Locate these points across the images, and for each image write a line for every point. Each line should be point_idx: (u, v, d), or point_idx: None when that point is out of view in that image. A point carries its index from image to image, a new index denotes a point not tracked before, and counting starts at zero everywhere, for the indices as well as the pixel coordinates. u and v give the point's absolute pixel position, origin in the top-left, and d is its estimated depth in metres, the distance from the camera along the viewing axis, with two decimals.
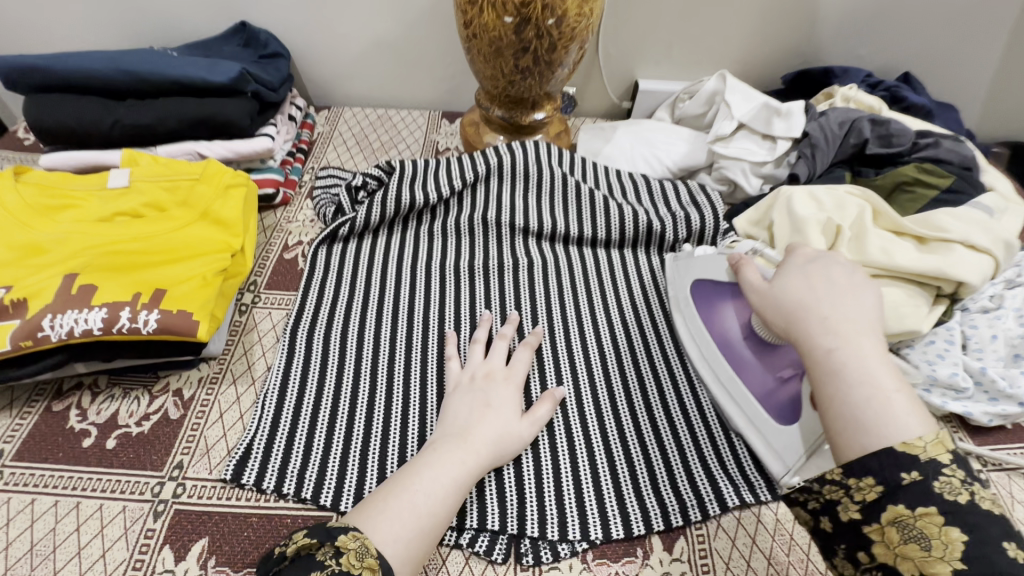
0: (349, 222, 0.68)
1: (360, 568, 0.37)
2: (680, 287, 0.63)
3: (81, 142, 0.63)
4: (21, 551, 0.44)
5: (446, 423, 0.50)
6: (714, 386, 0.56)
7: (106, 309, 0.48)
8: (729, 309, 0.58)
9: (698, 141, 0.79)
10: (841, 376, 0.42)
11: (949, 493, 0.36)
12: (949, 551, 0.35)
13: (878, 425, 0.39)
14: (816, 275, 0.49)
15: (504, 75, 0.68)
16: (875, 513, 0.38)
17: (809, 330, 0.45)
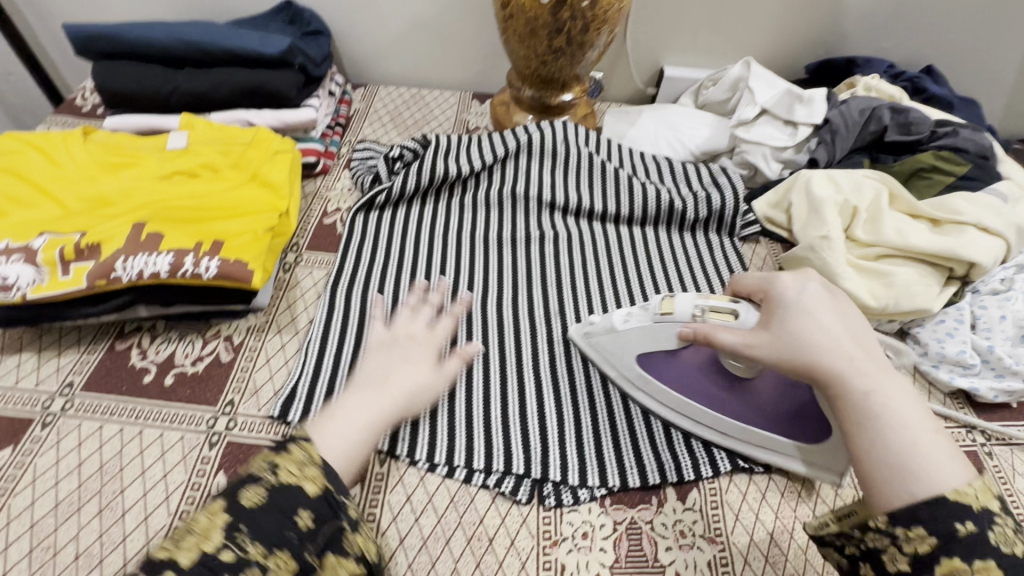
0: (386, 191, 0.72)
1: (298, 476, 0.41)
2: (624, 368, 0.57)
3: (142, 107, 0.68)
4: (93, 468, 0.49)
5: (361, 373, 0.52)
6: (730, 442, 0.55)
7: (173, 254, 0.52)
8: (687, 366, 0.56)
9: (721, 126, 0.82)
10: (880, 419, 0.41)
11: (1003, 543, 0.36)
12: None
13: (925, 471, 0.38)
14: (822, 306, 0.46)
15: (538, 55, 0.71)
16: (929, 565, 0.36)
17: (837, 369, 0.43)
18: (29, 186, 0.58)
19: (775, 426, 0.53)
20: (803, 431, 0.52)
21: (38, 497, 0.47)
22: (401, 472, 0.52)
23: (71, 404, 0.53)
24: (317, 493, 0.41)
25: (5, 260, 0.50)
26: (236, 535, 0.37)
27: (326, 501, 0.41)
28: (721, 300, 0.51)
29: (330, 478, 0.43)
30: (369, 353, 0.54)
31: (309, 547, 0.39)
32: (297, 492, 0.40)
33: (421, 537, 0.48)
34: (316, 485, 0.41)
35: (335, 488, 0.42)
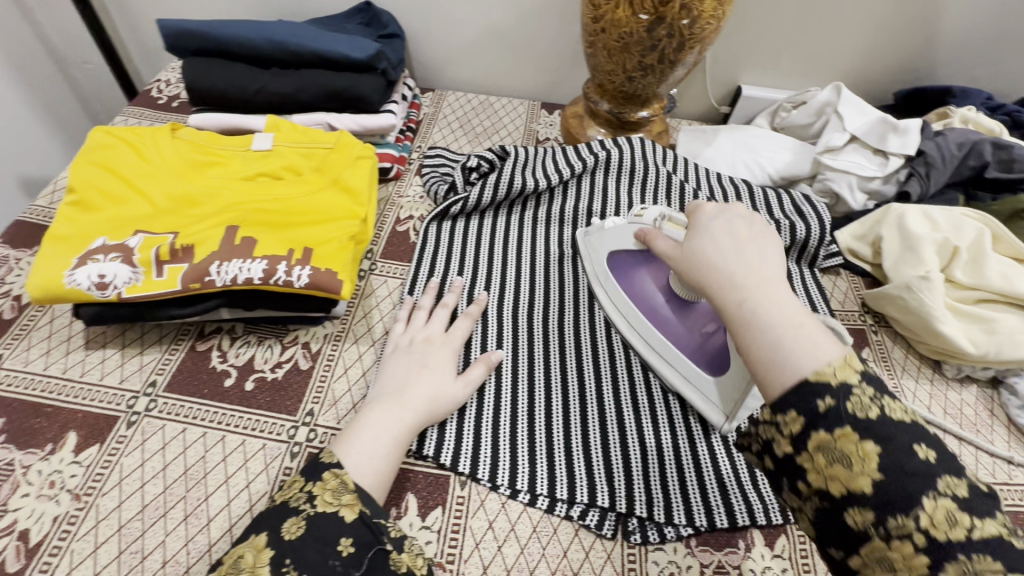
0: (462, 201, 0.70)
1: (337, 505, 0.42)
2: (597, 263, 0.65)
3: (228, 106, 0.68)
4: (177, 472, 0.49)
5: (379, 384, 0.53)
6: (646, 351, 0.60)
7: (266, 261, 0.52)
8: (646, 276, 0.62)
9: (804, 151, 0.79)
10: (752, 321, 0.39)
11: (860, 410, 0.34)
12: (867, 464, 0.32)
13: (795, 360, 0.36)
14: (724, 229, 0.46)
15: (625, 70, 0.69)
16: (803, 441, 0.34)
17: (719, 284, 0.42)
18: (120, 181, 0.58)
19: (686, 348, 0.58)
20: (706, 362, 0.56)
21: (125, 498, 0.47)
22: (482, 495, 0.51)
23: (154, 404, 0.53)
24: (355, 520, 0.42)
25: (103, 258, 0.51)
26: (282, 570, 0.38)
27: (365, 525, 0.42)
28: (682, 216, 0.56)
29: (367, 503, 0.43)
30: (387, 360, 0.55)
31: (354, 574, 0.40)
32: (336, 520, 0.41)
33: (504, 567, 0.47)
34: (354, 511, 0.42)
35: (371, 511, 0.43)
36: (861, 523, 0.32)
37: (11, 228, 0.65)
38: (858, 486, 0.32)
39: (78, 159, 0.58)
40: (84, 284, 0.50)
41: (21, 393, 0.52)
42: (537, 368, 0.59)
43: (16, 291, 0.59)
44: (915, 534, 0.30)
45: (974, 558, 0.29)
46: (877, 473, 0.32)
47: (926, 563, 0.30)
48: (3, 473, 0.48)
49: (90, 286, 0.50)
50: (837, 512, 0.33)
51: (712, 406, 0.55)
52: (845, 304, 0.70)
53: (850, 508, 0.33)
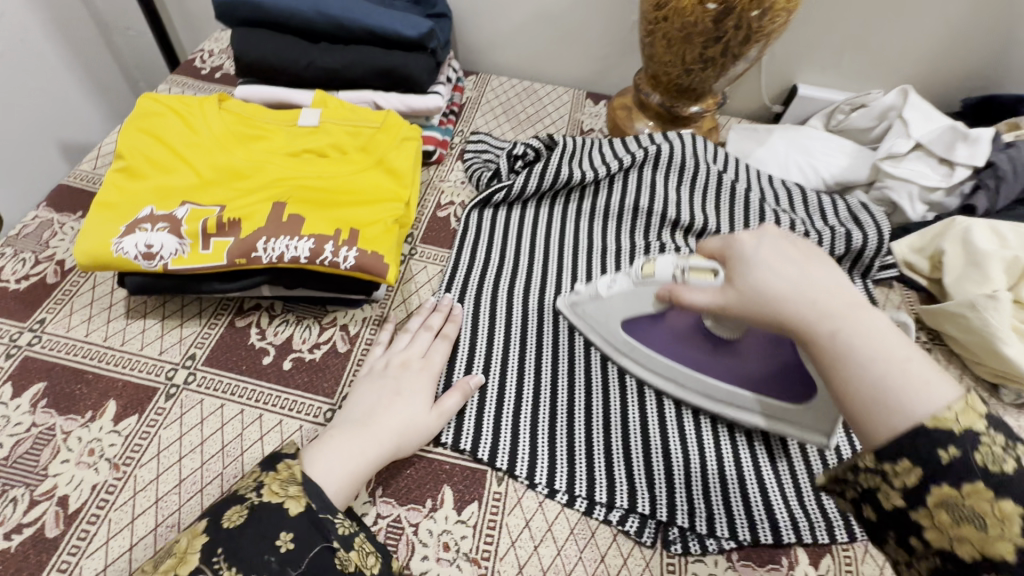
0: (505, 189, 0.69)
1: (283, 496, 0.41)
2: (611, 336, 0.57)
3: (276, 79, 0.67)
4: (214, 448, 0.48)
5: (347, 408, 0.49)
6: (716, 408, 0.55)
7: (313, 240, 0.51)
8: (668, 332, 0.55)
9: (862, 156, 0.76)
10: (849, 359, 0.36)
11: (992, 463, 0.29)
12: (1007, 528, 0.28)
13: (905, 399, 0.33)
14: (775, 254, 0.42)
15: (684, 62, 0.66)
16: (919, 496, 0.31)
17: (801, 319, 0.38)
18: (167, 150, 0.57)
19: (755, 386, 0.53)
20: (785, 391, 0.52)
21: (162, 471, 0.47)
22: (519, 492, 0.50)
23: (194, 377, 0.52)
24: (300, 514, 0.40)
25: (151, 227, 0.51)
26: (213, 560, 0.37)
27: (311, 522, 0.40)
28: (701, 259, 0.48)
29: (314, 497, 0.41)
30: (359, 385, 0.51)
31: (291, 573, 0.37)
32: (278, 512, 0.39)
33: (540, 568, 0.46)
34: (300, 503, 0.40)
35: (318, 506, 0.41)
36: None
37: (57, 192, 0.64)
38: (996, 552, 0.28)
39: (126, 126, 0.57)
40: (131, 253, 0.49)
41: (63, 359, 0.52)
42: (577, 366, 0.58)
43: (59, 256, 0.59)
44: None
45: None
46: (1022, 540, 0.28)
47: None
48: (44, 438, 0.47)
49: (136, 255, 0.50)
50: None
51: (808, 430, 0.52)
52: None
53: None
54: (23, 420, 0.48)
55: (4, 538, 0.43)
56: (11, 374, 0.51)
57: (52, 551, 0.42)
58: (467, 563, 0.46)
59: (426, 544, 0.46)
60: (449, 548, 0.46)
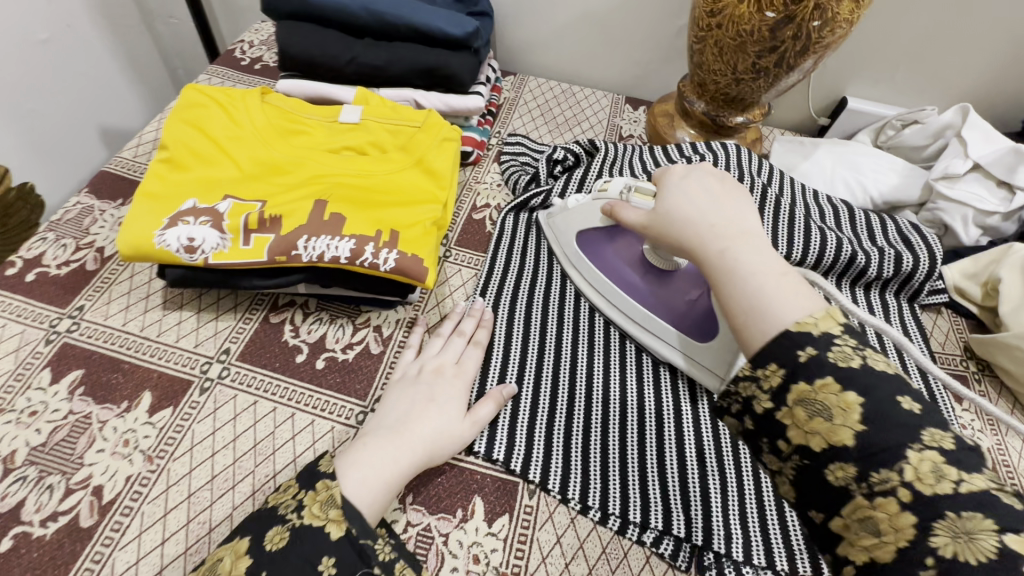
0: (543, 194, 0.69)
1: (324, 519, 0.40)
2: (565, 245, 0.64)
3: (317, 73, 0.66)
4: (247, 446, 0.48)
5: (379, 417, 0.48)
6: (632, 327, 0.60)
7: (354, 241, 0.51)
8: (614, 253, 0.61)
9: (913, 175, 0.73)
10: (735, 270, 0.41)
11: (842, 360, 0.35)
12: (848, 416, 0.34)
13: (773, 307, 0.38)
14: (697, 184, 0.47)
15: (735, 71, 0.64)
16: (783, 396, 0.36)
17: (700, 236, 0.44)
18: (209, 142, 0.56)
19: (672, 318, 0.58)
20: (693, 327, 0.57)
21: (195, 466, 0.47)
22: (551, 507, 0.49)
23: (228, 372, 0.52)
24: (342, 539, 0.40)
25: (194, 221, 0.50)
26: None
27: (353, 548, 0.40)
28: (649, 183, 0.52)
29: (354, 520, 0.41)
30: (393, 392, 0.50)
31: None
32: (321, 535, 0.39)
33: None
34: (340, 527, 0.40)
35: (359, 531, 0.40)
36: (842, 479, 0.33)
37: (98, 178, 0.65)
38: (839, 440, 0.34)
39: (171, 117, 0.57)
40: (173, 246, 0.49)
41: (100, 347, 0.52)
42: (612, 380, 0.57)
43: (99, 243, 0.59)
44: (899, 489, 0.32)
45: (963, 516, 0.30)
46: (858, 424, 0.34)
47: (912, 521, 0.31)
48: (80, 426, 0.48)
49: (178, 249, 0.49)
50: (819, 468, 0.34)
51: (706, 370, 0.56)
52: (945, 346, 0.65)
53: (831, 463, 0.34)
54: (60, 407, 0.48)
55: (40, 525, 0.43)
56: (49, 360, 0.51)
57: (86, 541, 0.42)
58: None
59: (456, 555, 0.45)
60: (478, 561, 0.45)
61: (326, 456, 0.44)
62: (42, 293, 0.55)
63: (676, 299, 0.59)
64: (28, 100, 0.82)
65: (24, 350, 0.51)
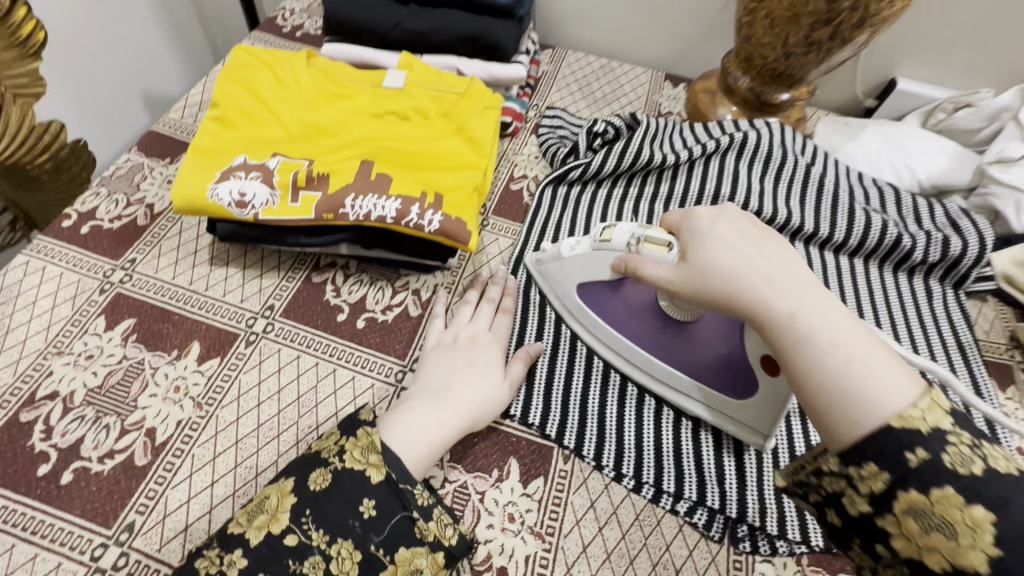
0: (582, 167, 0.68)
1: (364, 464, 0.41)
2: (565, 297, 0.56)
3: (362, 39, 0.67)
4: (291, 398, 0.49)
5: (421, 380, 0.48)
6: (653, 385, 0.53)
7: (400, 201, 0.52)
8: (622, 305, 0.53)
9: (963, 159, 0.71)
10: (808, 341, 0.36)
11: (962, 465, 0.31)
12: (978, 536, 0.30)
13: (864, 392, 0.34)
14: (732, 229, 0.43)
15: (785, 44, 0.63)
16: (887, 503, 0.32)
17: (756, 296, 0.39)
18: (258, 102, 0.57)
19: (702, 373, 0.51)
20: (728, 385, 0.50)
21: (242, 414, 0.48)
22: (585, 473, 0.49)
23: (272, 327, 0.54)
24: (382, 482, 0.41)
25: (245, 176, 0.52)
26: (302, 520, 0.39)
27: (391, 491, 0.41)
28: (660, 231, 0.46)
29: (393, 464, 0.42)
30: (429, 356, 0.50)
31: (373, 538, 0.39)
32: (361, 479, 0.41)
33: (605, 549, 0.46)
34: (380, 472, 0.41)
35: (399, 476, 0.41)
36: None
37: (147, 137, 0.66)
38: (967, 562, 0.30)
39: (222, 76, 0.58)
40: (225, 200, 0.51)
41: (151, 299, 0.54)
42: None
43: (148, 200, 0.61)
44: None
45: None
46: (992, 548, 0.29)
47: None
48: (134, 370, 0.49)
49: (230, 203, 0.51)
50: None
51: (745, 427, 0.50)
52: (990, 334, 0.63)
53: None
54: (115, 352, 0.50)
55: (98, 461, 0.45)
56: (104, 308, 0.53)
57: (141, 479, 0.44)
58: (532, 537, 0.46)
59: (492, 513, 0.46)
60: (514, 520, 0.46)
61: (366, 407, 0.45)
62: (96, 245, 0.57)
63: (701, 354, 0.51)
64: (77, 61, 0.84)
65: (80, 298, 0.53)
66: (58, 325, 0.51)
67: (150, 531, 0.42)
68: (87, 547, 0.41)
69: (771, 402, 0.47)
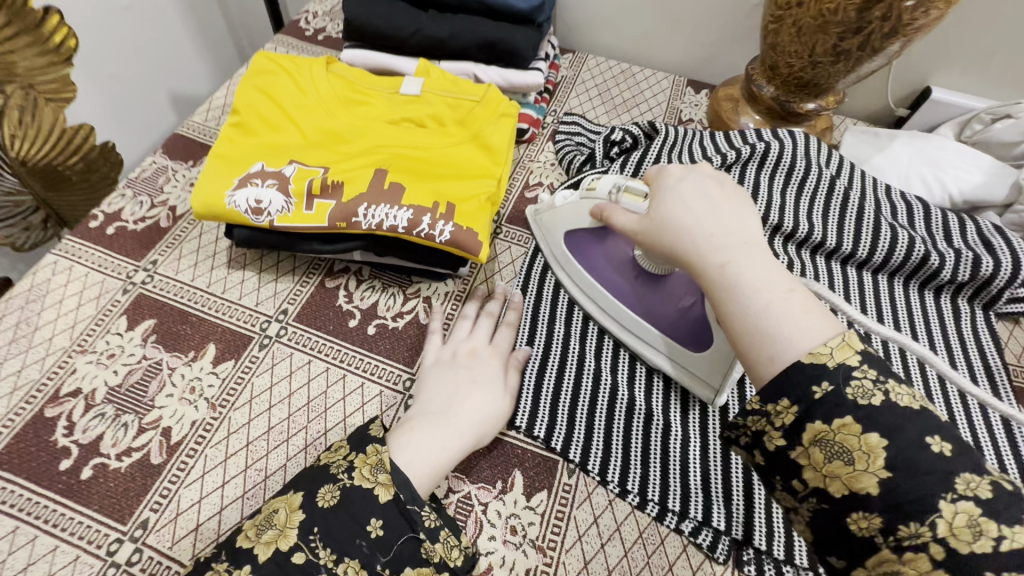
0: (599, 175, 0.67)
1: (373, 482, 0.42)
2: (553, 246, 0.60)
3: (381, 45, 0.67)
4: (301, 402, 0.50)
5: (424, 401, 0.48)
6: (622, 333, 0.57)
7: (412, 211, 0.52)
8: (603, 255, 0.57)
9: (1000, 174, 0.68)
10: (735, 289, 0.38)
11: (861, 397, 0.33)
12: (871, 460, 0.31)
13: (779, 333, 0.36)
14: (694, 190, 0.44)
15: (812, 53, 0.61)
16: (797, 435, 0.34)
17: (697, 249, 0.41)
18: (277, 109, 0.58)
19: (662, 325, 0.54)
20: (687, 336, 0.53)
21: (254, 417, 0.49)
22: (589, 488, 0.49)
23: (285, 331, 0.55)
24: (388, 502, 0.41)
25: (261, 183, 0.53)
26: (309, 538, 0.39)
27: (398, 510, 0.41)
28: (640, 183, 0.49)
29: (402, 487, 0.42)
30: (427, 373, 0.50)
31: (380, 559, 0.39)
32: (370, 497, 0.41)
33: (607, 566, 0.45)
34: (388, 492, 0.41)
35: (406, 496, 0.42)
36: (867, 529, 0.31)
37: (172, 140, 0.68)
38: (861, 485, 0.31)
39: (243, 83, 0.59)
40: (242, 207, 0.52)
41: (171, 300, 0.55)
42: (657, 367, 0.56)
43: (171, 202, 0.62)
44: (930, 545, 0.29)
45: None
46: (883, 471, 0.31)
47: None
48: (152, 370, 0.51)
49: (247, 210, 0.52)
50: (839, 515, 0.32)
51: (700, 381, 0.52)
52: (1021, 358, 0.61)
53: (852, 510, 0.32)
54: (135, 352, 0.52)
55: (116, 458, 0.46)
56: (127, 308, 0.55)
57: (156, 477, 0.46)
58: (534, 550, 0.46)
59: (494, 524, 0.47)
60: (516, 532, 0.46)
61: (377, 423, 0.46)
62: (120, 246, 0.59)
63: (666, 307, 0.54)
64: (109, 62, 0.87)
65: (105, 297, 0.55)
66: (83, 324, 0.53)
67: (163, 529, 0.43)
68: (103, 541, 0.43)
69: (721, 354, 0.49)
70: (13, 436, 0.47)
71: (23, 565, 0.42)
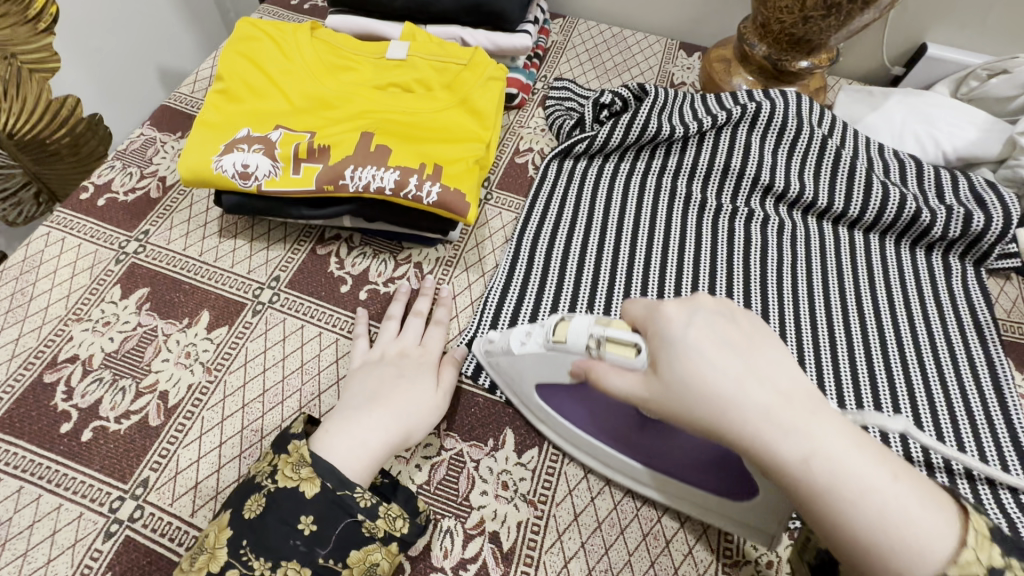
0: (588, 140, 0.67)
1: (296, 480, 0.39)
2: (521, 393, 0.49)
3: (366, 10, 0.66)
4: (294, 364, 0.51)
5: (346, 399, 0.46)
6: (639, 486, 0.47)
7: (399, 172, 0.52)
8: (587, 406, 0.46)
9: (993, 129, 0.67)
10: (832, 491, 0.31)
11: None
12: None
13: (902, 544, 0.30)
14: (714, 339, 0.35)
15: (803, 7, 0.60)
16: None
17: (759, 436, 0.33)
18: (262, 75, 0.58)
19: (687, 473, 0.44)
20: (721, 486, 0.43)
21: (248, 380, 0.50)
22: None
23: (278, 297, 0.55)
24: (316, 496, 0.39)
25: (248, 148, 0.53)
26: (241, 552, 0.37)
27: (330, 499, 0.39)
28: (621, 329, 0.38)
29: (328, 476, 0.40)
30: (356, 374, 0.48)
31: (320, 552, 0.38)
32: (295, 496, 0.39)
33: (596, 518, 0.46)
34: (314, 486, 0.39)
35: (334, 484, 0.40)
36: None
37: (160, 111, 0.68)
38: None
39: (227, 49, 0.59)
40: (229, 172, 0.52)
41: (164, 269, 0.56)
42: None
43: (161, 173, 0.62)
44: None
45: None
46: None
47: None
48: (148, 337, 0.52)
49: (233, 174, 0.52)
50: None
51: (749, 526, 0.44)
52: (1011, 313, 0.61)
53: None
54: (130, 319, 0.53)
55: (115, 421, 0.47)
56: (120, 278, 0.55)
57: (155, 438, 0.47)
58: (525, 504, 0.47)
59: (486, 480, 0.48)
60: (507, 487, 0.47)
61: (299, 420, 0.44)
62: (112, 217, 0.59)
63: (681, 454, 0.44)
64: (94, 36, 0.86)
65: (98, 268, 0.55)
66: (77, 293, 0.54)
67: (163, 486, 0.45)
68: (106, 499, 0.44)
69: (778, 507, 0.41)
70: (14, 401, 0.48)
71: (29, 523, 0.43)
